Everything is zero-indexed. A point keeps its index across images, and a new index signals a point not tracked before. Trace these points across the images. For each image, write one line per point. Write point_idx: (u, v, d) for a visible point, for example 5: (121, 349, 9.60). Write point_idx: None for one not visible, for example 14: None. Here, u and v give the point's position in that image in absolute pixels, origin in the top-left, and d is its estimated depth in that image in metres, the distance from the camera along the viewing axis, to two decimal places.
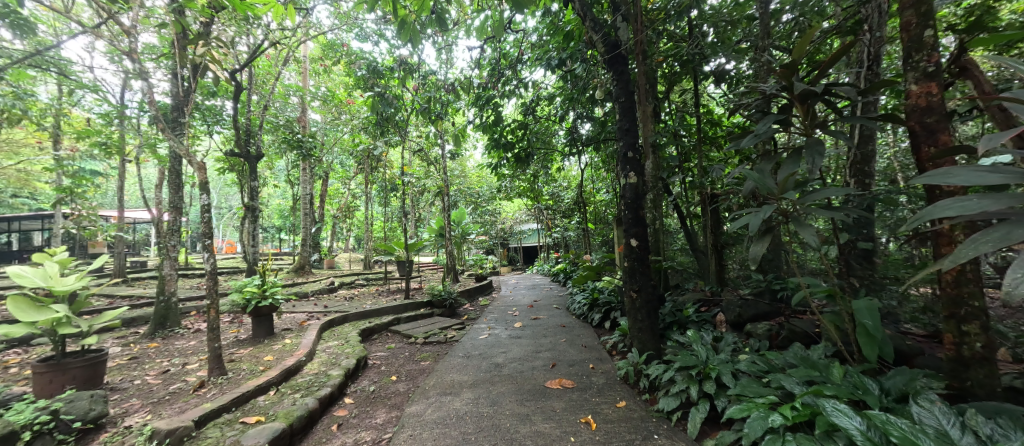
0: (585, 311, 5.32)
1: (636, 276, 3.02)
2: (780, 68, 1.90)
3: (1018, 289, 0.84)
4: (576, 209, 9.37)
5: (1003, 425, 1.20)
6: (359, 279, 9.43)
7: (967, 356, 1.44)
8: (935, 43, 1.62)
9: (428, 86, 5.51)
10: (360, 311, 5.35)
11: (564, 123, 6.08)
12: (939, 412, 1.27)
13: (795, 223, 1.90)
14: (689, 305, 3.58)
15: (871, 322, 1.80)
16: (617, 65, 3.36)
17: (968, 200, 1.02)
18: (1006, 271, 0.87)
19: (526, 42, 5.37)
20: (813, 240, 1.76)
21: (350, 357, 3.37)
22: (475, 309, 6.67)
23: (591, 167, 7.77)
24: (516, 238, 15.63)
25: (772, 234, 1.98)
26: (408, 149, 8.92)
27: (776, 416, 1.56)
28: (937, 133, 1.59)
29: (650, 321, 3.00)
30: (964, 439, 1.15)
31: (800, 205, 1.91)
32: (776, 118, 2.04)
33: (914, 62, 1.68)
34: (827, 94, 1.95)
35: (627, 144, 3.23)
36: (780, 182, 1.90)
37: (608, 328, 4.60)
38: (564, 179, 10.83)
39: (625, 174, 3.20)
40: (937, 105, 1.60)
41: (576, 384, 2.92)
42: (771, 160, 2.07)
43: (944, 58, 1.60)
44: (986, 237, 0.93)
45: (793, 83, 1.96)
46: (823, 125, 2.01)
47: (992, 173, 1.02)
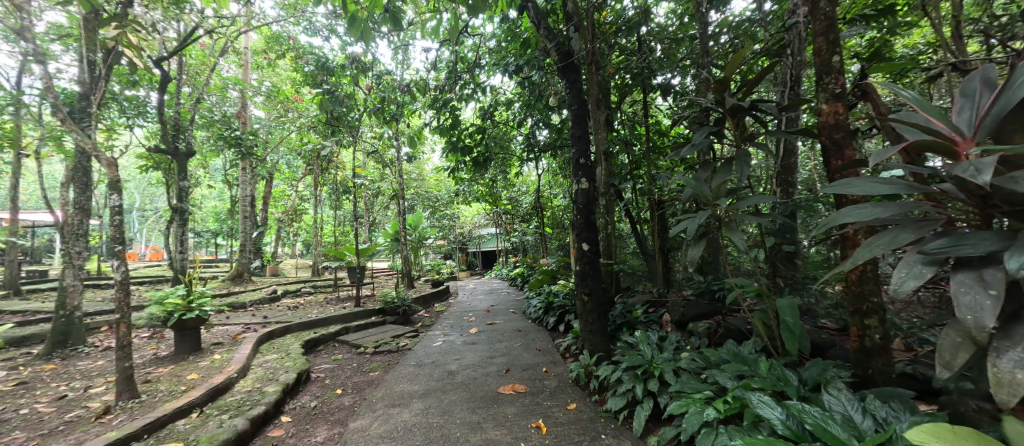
0: (540, 314, 5.38)
1: (587, 279, 3.11)
2: (714, 84, 2.05)
3: (902, 286, 0.95)
4: (535, 214, 9.46)
5: (895, 407, 1.34)
6: (305, 287, 8.86)
7: (870, 347, 1.61)
8: (840, 68, 1.82)
9: (383, 85, 5.31)
10: (304, 321, 5.01)
11: (522, 128, 6.14)
12: (845, 398, 1.40)
13: (728, 228, 2.03)
14: (638, 307, 3.74)
15: (792, 319, 1.95)
16: (570, 74, 3.46)
17: (864, 208, 1.15)
18: (894, 272, 0.99)
19: (484, 47, 5.38)
20: (742, 245, 1.90)
21: (289, 372, 3.13)
22: (430, 316, 6.51)
23: (548, 172, 7.90)
24: (475, 243, 15.47)
25: (705, 239, 2.13)
26: (361, 150, 8.53)
27: (710, 410, 1.65)
28: (842, 148, 1.79)
29: (600, 323, 3.08)
30: (865, 423, 1.27)
31: (732, 211, 2.04)
32: (711, 129, 2.19)
33: (824, 84, 1.88)
34: (754, 109, 2.12)
35: (579, 151, 3.32)
36: (713, 189, 2.03)
37: (563, 331, 4.68)
38: (523, 185, 10.89)
39: (578, 180, 3.28)
40: (843, 122, 1.80)
41: (528, 388, 2.93)
42: (706, 168, 2.24)
43: (848, 82, 1.82)
44: (879, 241, 1.05)
45: (724, 98, 2.12)
46: (751, 138, 2.18)
47: (884, 184, 1.15)
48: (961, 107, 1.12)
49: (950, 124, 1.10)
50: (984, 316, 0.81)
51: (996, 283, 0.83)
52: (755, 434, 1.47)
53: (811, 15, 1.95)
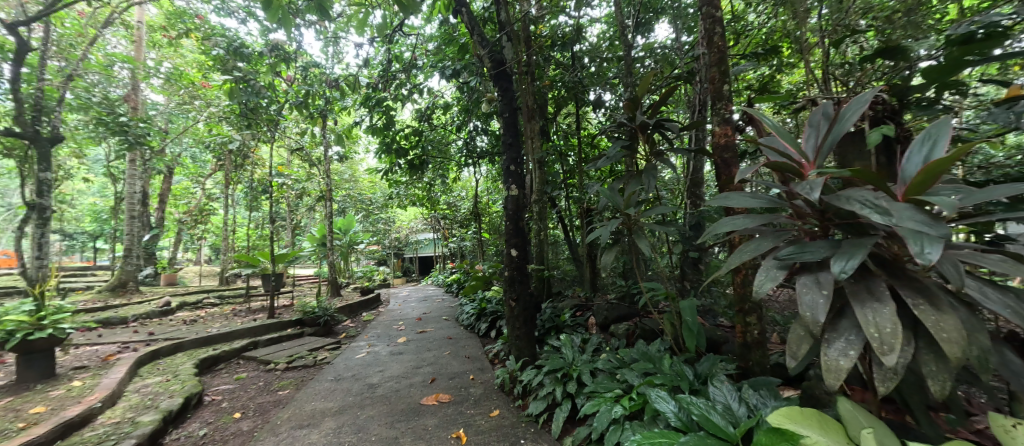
0: (473, 321, 5.32)
1: (515, 284, 3.15)
2: (627, 102, 2.23)
3: (764, 288, 1.10)
4: (473, 219, 9.39)
5: (764, 394, 1.54)
6: (209, 297, 7.82)
7: (750, 341, 1.83)
8: (728, 96, 2.11)
9: (308, 78, 4.92)
10: (201, 337, 4.40)
11: (459, 132, 6.07)
12: (726, 389, 1.56)
13: (637, 235, 2.20)
14: (566, 311, 3.87)
15: (692, 319, 2.16)
16: (503, 82, 3.50)
17: (739, 218, 1.32)
18: (758, 274, 1.14)
19: (421, 47, 5.24)
20: (648, 250, 2.06)
21: (173, 397, 2.72)
22: (357, 326, 6.11)
23: (486, 178, 7.90)
24: (411, 248, 14.92)
25: (618, 245, 2.28)
26: (283, 146, 7.80)
27: (618, 408, 1.74)
28: (730, 167, 2.05)
29: (527, 328, 3.13)
30: (741, 411, 1.43)
31: (641, 219, 2.22)
32: (624, 143, 2.37)
33: (717, 110, 2.14)
34: (661, 128, 2.34)
35: (510, 158, 3.37)
36: (625, 198, 2.19)
37: (494, 337, 4.68)
38: (462, 190, 10.75)
39: (508, 187, 3.32)
40: (730, 144, 2.07)
41: (452, 397, 2.86)
42: (621, 179, 2.40)
43: (735, 109, 2.09)
44: (748, 248, 1.21)
45: (637, 115, 2.31)
46: (660, 153, 2.40)
47: (754, 198, 1.33)
48: (808, 132, 1.33)
49: (801, 148, 1.30)
50: (819, 314, 0.98)
51: (826, 284, 1.01)
52: (654, 428, 1.59)
53: (708, 48, 2.21)
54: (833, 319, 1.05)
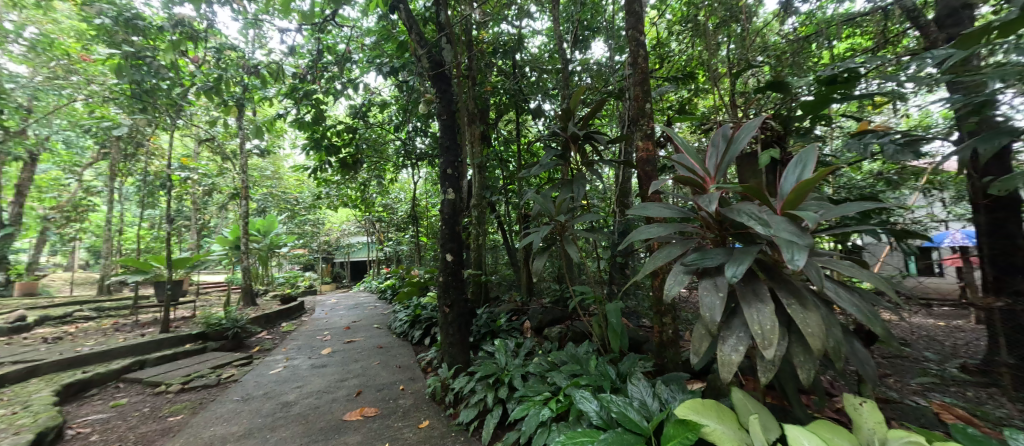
0: (406, 329, 5.11)
1: (449, 290, 3.09)
2: (560, 113, 2.32)
3: (672, 290, 1.21)
4: (411, 223, 9.06)
5: (675, 389, 1.67)
6: (83, 309, 6.57)
7: (666, 339, 1.99)
8: (650, 114, 2.30)
9: (222, 62, 4.40)
10: (66, 358, 3.67)
11: (397, 132, 5.84)
12: (643, 386, 1.67)
13: (567, 242, 2.28)
14: (502, 316, 3.89)
15: (616, 320, 2.29)
16: (442, 83, 3.44)
17: (653, 227, 1.43)
18: (668, 278, 1.25)
19: (356, 40, 4.96)
20: (577, 256, 2.15)
21: (20, 434, 2.22)
22: (274, 338, 5.54)
23: (426, 180, 7.69)
24: (342, 252, 13.97)
25: (549, 251, 2.36)
26: (189, 136, 6.86)
27: (545, 410, 1.78)
28: (650, 179, 2.23)
29: (460, 334, 3.08)
30: (654, 406, 1.55)
31: (571, 226, 2.31)
32: (557, 153, 2.46)
33: (640, 126, 2.32)
34: (592, 139, 2.47)
35: (447, 161, 3.31)
36: (557, 205, 2.27)
37: (428, 344, 4.54)
38: (399, 192, 10.34)
39: (445, 190, 3.26)
40: (651, 158, 2.25)
41: (378, 411, 2.71)
42: (554, 186, 2.49)
43: (656, 127, 2.28)
44: (660, 254, 1.32)
45: (569, 126, 2.41)
46: (590, 164, 2.53)
47: (667, 209, 1.45)
48: (710, 150, 1.48)
49: (705, 164, 1.46)
50: (716, 314, 1.10)
51: (722, 287, 1.14)
52: (578, 428, 1.65)
53: (634, 68, 2.40)
54: (727, 318, 1.19)
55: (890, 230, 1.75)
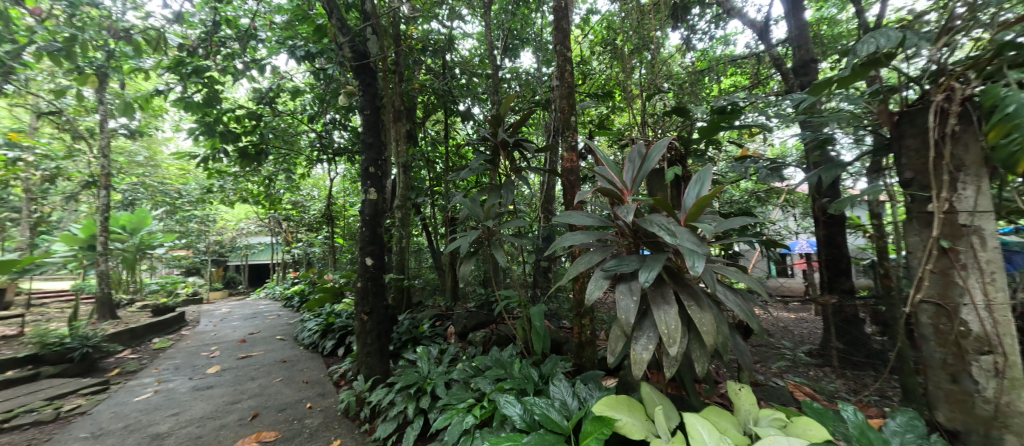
0: (316, 339, 4.66)
1: (368, 296, 2.89)
2: (490, 118, 2.33)
3: (593, 295, 1.29)
4: (324, 223, 8.33)
5: (593, 387, 1.77)
6: None
7: (585, 339, 2.11)
8: (574, 127, 2.44)
9: (79, 20, 3.57)
10: None
11: (311, 124, 5.33)
12: (564, 386, 1.74)
13: (494, 247, 2.29)
14: (424, 321, 3.76)
15: (540, 323, 2.36)
16: (365, 76, 3.23)
17: (577, 234, 1.51)
18: (590, 283, 1.33)
19: (265, 17, 4.42)
20: (504, 260, 2.17)
21: None
22: (143, 357, 4.64)
23: (343, 177, 7.14)
24: (238, 254, 12.28)
25: (476, 255, 2.34)
26: (25, 107, 5.45)
27: (469, 418, 1.76)
28: (573, 188, 2.36)
29: (379, 343, 2.91)
30: (574, 405, 1.62)
31: (499, 231, 2.32)
32: (486, 158, 2.48)
33: (565, 137, 2.44)
34: (520, 146, 2.52)
35: (369, 159, 3.11)
36: (485, 210, 2.27)
37: (341, 355, 4.19)
38: (312, 189, 9.44)
39: (365, 190, 3.04)
40: (574, 168, 2.39)
41: (280, 434, 2.42)
42: (482, 191, 2.49)
43: (579, 139, 2.42)
44: (583, 260, 1.40)
45: (498, 132, 2.44)
46: (518, 170, 2.58)
47: (589, 217, 1.54)
48: (627, 164, 1.61)
49: (623, 177, 1.57)
50: (630, 316, 1.20)
51: (636, 291, 1.24)
52: (501, 433, 1.66)
53: (561, 82, 2.51)
54: (639, 319, 1.30)
55: (762, 241, 2.09)
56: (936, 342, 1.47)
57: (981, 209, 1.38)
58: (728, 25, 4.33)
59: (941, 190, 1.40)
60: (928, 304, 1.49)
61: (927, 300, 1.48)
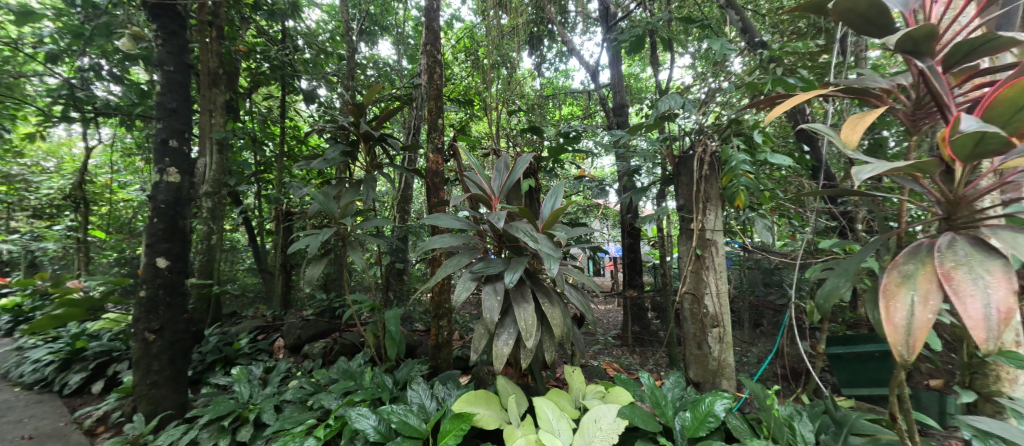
0: (47, 374, 3.24)
1: (159, 309, 2.14)
2: (350, 106, 2.12)
3: (460, 296, 1.34)
4: (66, 208, 5.86)
5: (450, 385, 1.80)
6: None
7: (441, 341, 2.15)
8: (440, 130, 2.45)
9: None
10: None
11: (55, 64, 3.71)
12: (422, 389, 1.70)
13: (349, 248, 2.08)
14: (242, 336, 3.08)
15: (395, 328, 2.26)
16: (169, 18, 2.30)
17: (446, 237, 1.54)
18: (458, 285, 1.37)
19: None
20: (360, 263, 2.00)
21: None
22: None
23: (109, 147, 5.20)
24: None
25: (325, 257, 2.08)
26: None
27: (310, 441, 1.54)
28: (438, 191, 2.38)
29: (176, 368, 2.21)
30: (432, 407, 1.62)
31: (356, 231, 2.12)
32: (343, 149, 2.25)
33: (432, 139, 2.43)
34: (383, 142, 2.37)
35: (168, 128, 2.24)
36: (341, 208, 2.03)
37: (99, 394, 3.02)
38: (43, 158, 6.51)
39: (161, 169, 2.22)
40: (439, 171, 2.40)
41: None
42: (335, 185, 2.23)
43: (444, 142, 2.45)
44: (452, 263, 1.44)
45: (359, 122, 2.24)
46: (378, 167, 2.43)
47: (458, 221, 1.58)
48: (494, 173, 1.72)
49: (490, 184, 1.67)
50: (494, 314, 1.28)
51: (500, 291, 1.34)
52: None
53: (429, 82, 2.49)
54: (501, 317, 1.40)
55: (591, 248, 2.52)
56: (693, 322, 2.06)
57: (717, 229, 2.02)
58: (568, 62, 5.06)
59: (699, 213, 1.98)
60: (688, 294, 2.06)
61: (690, 292, 2.06)
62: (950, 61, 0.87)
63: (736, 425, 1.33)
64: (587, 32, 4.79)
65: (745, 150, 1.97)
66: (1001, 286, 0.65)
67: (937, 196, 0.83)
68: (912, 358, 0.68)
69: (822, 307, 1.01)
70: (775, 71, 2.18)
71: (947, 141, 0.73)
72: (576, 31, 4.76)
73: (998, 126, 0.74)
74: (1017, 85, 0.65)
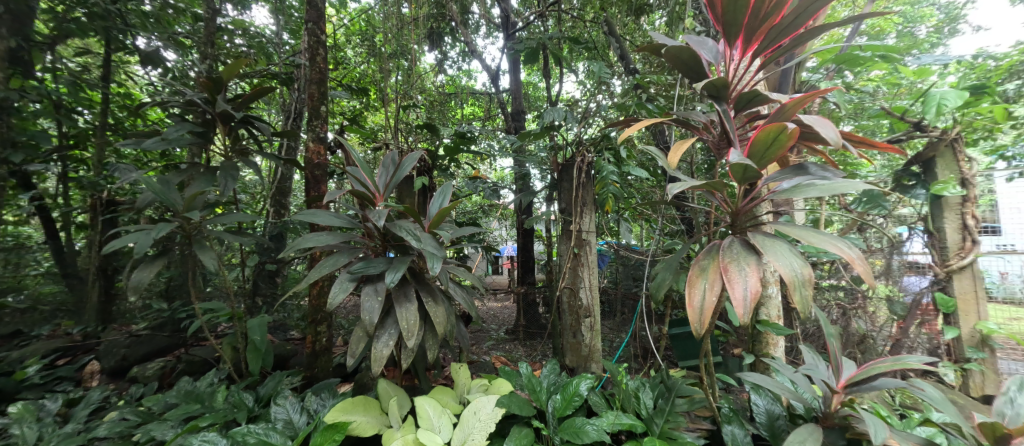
0: None
1: None
2: (202, 78, 1.79)
3: (334, 299, 1.27)
4: None
5: (324, 397, 1.66)
6: None
7: (318, 348, 1.98)
8: (324, 117, 2.26)
9: None
10: None
11: None
12: (289, 404, 1.53)
13: (195, 247, 1.75)
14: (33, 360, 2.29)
15: (259, 338, 1.98)
16: None
17: (322, 236, 1.43)
18: (333, 285, 1.29)
19: None
20: (211, 265, 1.70)
21: None
22: None
23: None
24: None
25: (163, 257, 1.73)
26: None
27: None
28: (319, 184, 2.19)
29: None
30: (301, 420, 1.47)
31: (206, 226, 1.79)
32: (190, 128, 1.88)
33: (312, 127, 2.22)
34: (248, 125, 2.06)
35: None
36: (186, 199, 1.69)
37: None
38: None
39: None
40: (322, 163, 2.21)
41: None
42: (181, 171, 1.87)
43: (327, 132, 2.26)
44: (326, 263, 1.35)
45: (215, 99, 1.91)
46: (242, 153, 2.11)
47: (337, 219, 1.48)
48: (380, 169, 1.66)
49: (375, 180, 1.60)
50: (373, 316, 1.24)
51: (381, 292, 1.30)
52: None
53: (310, 64, 2.26)
54: (382, 318, 1.36)
55: (483, 246, 2.59)
56: (569, 313, 2.28)
57: (590, 230, 2.28)
58: (471, 63, 5.12)
59: (576, 216, 2.21)
60: (566, 288, 2.28)
61: (566, 286, 2.28)
62: (738, 106, 1.15)
63: (596, 401, 1.53)
64: (490, 36, 4.91)
65: (614, 163, 2.28)
66: (752, 274, 0.89)
67: (725, 207, 1.10)
68: (703, 332, 0.88)
69: (655, 295, 1.25)
70: (640, 96, 2.57)
71: (729, 167, 0.98)
72: (479, 34, 4.84)
73: (756, 161, 1.02)
74: (762, 132, 0.91)
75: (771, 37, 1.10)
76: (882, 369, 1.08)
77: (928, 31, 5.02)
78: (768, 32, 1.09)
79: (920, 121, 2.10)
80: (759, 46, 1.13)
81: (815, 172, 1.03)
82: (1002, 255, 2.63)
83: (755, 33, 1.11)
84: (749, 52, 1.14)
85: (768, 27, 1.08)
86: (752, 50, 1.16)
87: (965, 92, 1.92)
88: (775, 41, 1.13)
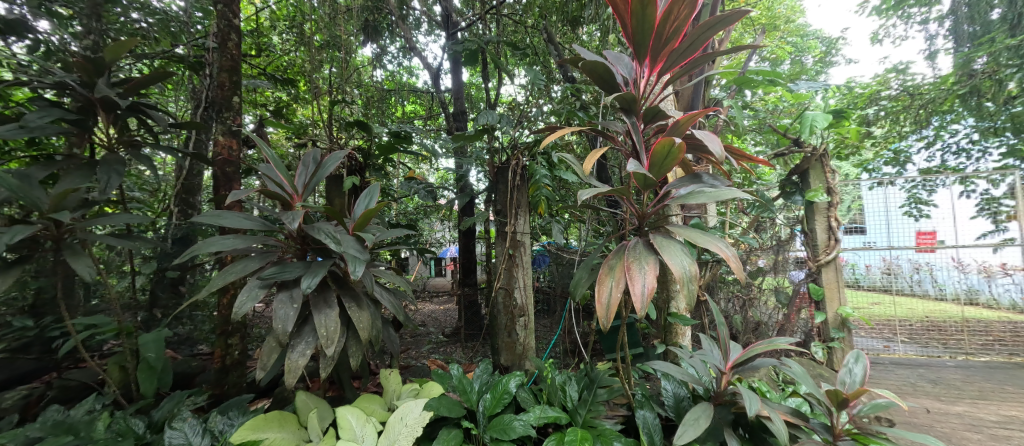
0: None
1: None
2: (78, 58, 1.56)
3: (241, 308, 1.18)
4: None
5: (233, 415, 1.52)
6: None
7: (229, 363, 1.81)
8: (237, 109, 2.06)
9: None
10: None
11: None
12: (189, 427, 1.36)
13: (68, 252, 1.50)
14: None
15: (154, 355, 1.75)
16: None
17: (225, 239, 1.31)
18: (241, 292, 1.20)
19: None
20: (87, 275, 1.46)
21: None
22: None
23: None
24: None
25: (22, 266, 1.46)
26: None
27: None
28: (231, 183, 2.00)
29: None
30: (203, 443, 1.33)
31: (81, 227, 1.55)
32: (61, 114, 1.61)
33: (222, 118, 2.01)
34: (141, 114, 1.82)
35: None
36: (54, 198, 1.45)
37: None
38: None
39: None
40: (234, 159, 2.02)
41: None
42: (51, 163, 1.59)
43: (242, 125, 2.08)
44: (232, 269, 1.24)
45: (95, 83, 1.66)
46: (135, 145, 1.86)
47: (247, 220, 1.36)
48: (299, 167, 1.56)
49: (292, 180, 1.51)
50: (288, 324, 1.18)
51: (297, 298, 1.23)
52: None
53: (220, 49, 2.04)
54: (299, 327, 1.28)
55: (418, 248, 2.53)
56: (504, 313, 2.30)
57: (524, 232, 2.34)
58: (412, 59, 4.96)
59: (511, 218, 2.26)
60: (501, 289, 2.31)
61: (501, 286, 2.31)
62: (646, 120, 1.27)
63: (525, 397, 1.58)
64: (432, 34, 4.80)
65: (546, 167, 2.37)
66: (651, 271, 1.00)
67: (634, 211, 1.20)
68: (608, 325, 0.97)
69: (574, 294, 1.33)
70: (573, 104, 2.69)
71: (631, 175, 1.10)
72: (420, 30, 4.71)
73: (654, 171, 1.14)
74: (655, 145, 1.02)
75: (672, 59, 1.24)
76: (760, 350, 1.29)
77: (814, 60, 5.86)
78: (669, 54, 1.23)
79: (798, 138, 2.47)
80: (663, 66, 1.26)
81: (707, 181, 1.17)
82: (859, 251, 3.16)
83: (659, 54, 1.23)
84: (654, 71, 1.27)
85: (670, 50, 1.22)
86: (658, 69, 1.28)
87: (829, 116, 2.30)
88: (676, 63, 1.27)
